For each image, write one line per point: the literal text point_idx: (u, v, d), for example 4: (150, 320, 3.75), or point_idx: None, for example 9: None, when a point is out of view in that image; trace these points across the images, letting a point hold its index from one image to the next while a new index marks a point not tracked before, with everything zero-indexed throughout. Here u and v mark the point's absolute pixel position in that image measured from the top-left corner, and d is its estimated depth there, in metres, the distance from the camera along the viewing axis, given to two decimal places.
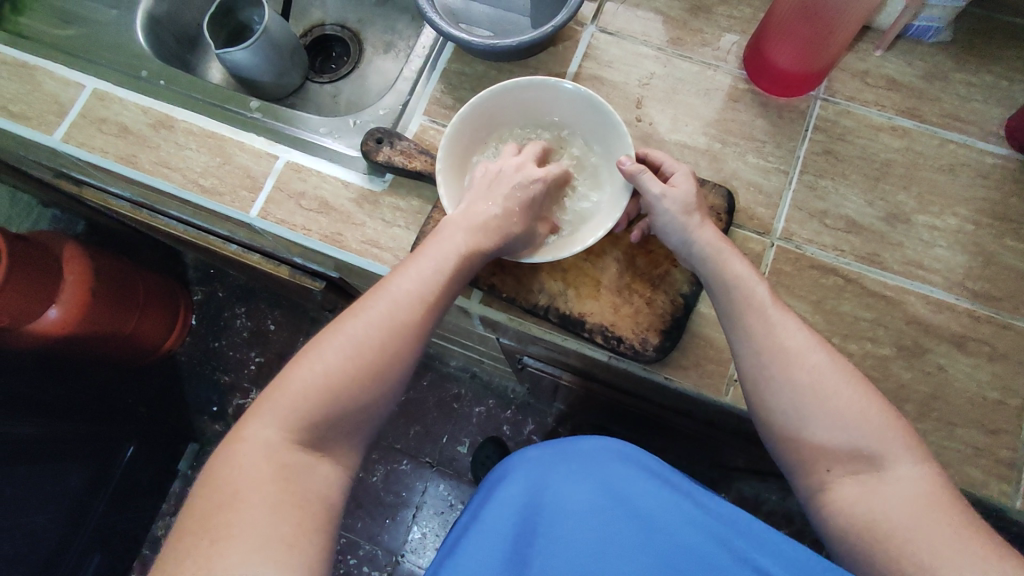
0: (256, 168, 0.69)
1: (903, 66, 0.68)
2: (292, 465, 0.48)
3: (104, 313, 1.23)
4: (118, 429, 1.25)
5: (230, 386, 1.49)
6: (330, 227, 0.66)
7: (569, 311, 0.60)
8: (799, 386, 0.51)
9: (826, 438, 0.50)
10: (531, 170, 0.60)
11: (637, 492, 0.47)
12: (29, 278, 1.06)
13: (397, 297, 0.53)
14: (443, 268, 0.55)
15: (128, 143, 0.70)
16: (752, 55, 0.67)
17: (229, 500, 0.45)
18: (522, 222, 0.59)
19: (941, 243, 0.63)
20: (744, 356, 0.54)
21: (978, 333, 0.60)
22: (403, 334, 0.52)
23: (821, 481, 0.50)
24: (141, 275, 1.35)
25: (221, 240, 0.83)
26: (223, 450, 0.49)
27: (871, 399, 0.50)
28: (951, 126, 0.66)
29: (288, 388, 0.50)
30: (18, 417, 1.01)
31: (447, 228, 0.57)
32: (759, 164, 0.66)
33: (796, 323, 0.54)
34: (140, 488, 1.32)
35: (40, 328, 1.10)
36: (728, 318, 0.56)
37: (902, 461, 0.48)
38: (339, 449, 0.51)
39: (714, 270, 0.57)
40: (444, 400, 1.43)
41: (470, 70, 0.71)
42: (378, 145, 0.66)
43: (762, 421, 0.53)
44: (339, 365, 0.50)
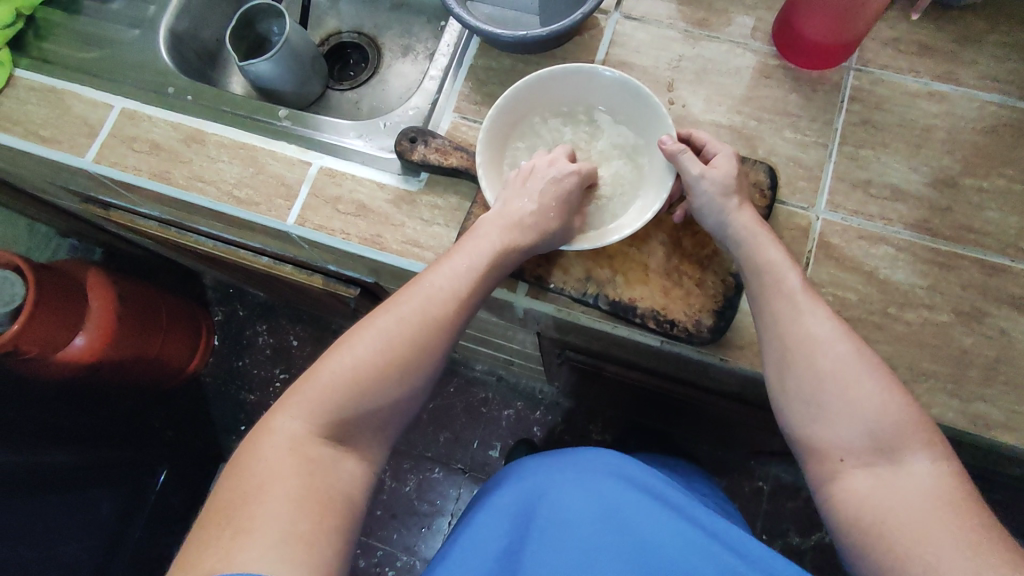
0: (290, 175, 0.68)
1: (933, 32, 0.68)
2: (319, 458, 0.49)
3: (129, 338, 1.23)
4: (149, 453, 1.25)
5: (256, 405, 1.48)
6: (370, 229, 0.66)
7: (619, 298, 0.59)
8: (818, 373, 0.51)
9: (842, 426, 0.50)
10: (564, 165, 0.60)
11: (623, 492, 0.54)
12: (55, 306, 1.07)
13: (428, 296, 0.54)
14: (474, 266, 0.56)
15: (161, 159, 0.70)
16: (782, 29, 0.67)
17: (255, 488, 0.46)
18: (560, 215, 0.58)
19: (991, 206, 0.62)
20: (770, 339, 0.54)
21: None
22: (432, 335, 0.54)
23: (833, 471, 0.51)
24: (165, 299, 1.35)
25: (252, 254, 0.82)
26: (250, 439, 0.50)
27: (894, 393, 0.50)
28: (989, 88, 0.65)
29: (317, 380, 0.51)
30: (50, 444, 1.01)
31: (483, 225, 0.58)
32: (796, 139, 0.66)
33: (825, 310, 0.53)
34: (173, 512, 1.32)
35: (67, 356, 1.11)
36: (758, 300, 0.55)
37: (915, 455, 0.48)
38: (364, 445, 0.52)
39: (749, 254, 0.56)
40: (472, 404, 1.42)
41: (496, 65, 0.71)
42: (412, 145, 0.65)
43: (779, 405, 0.53)
44: (370, 362, 0.51)
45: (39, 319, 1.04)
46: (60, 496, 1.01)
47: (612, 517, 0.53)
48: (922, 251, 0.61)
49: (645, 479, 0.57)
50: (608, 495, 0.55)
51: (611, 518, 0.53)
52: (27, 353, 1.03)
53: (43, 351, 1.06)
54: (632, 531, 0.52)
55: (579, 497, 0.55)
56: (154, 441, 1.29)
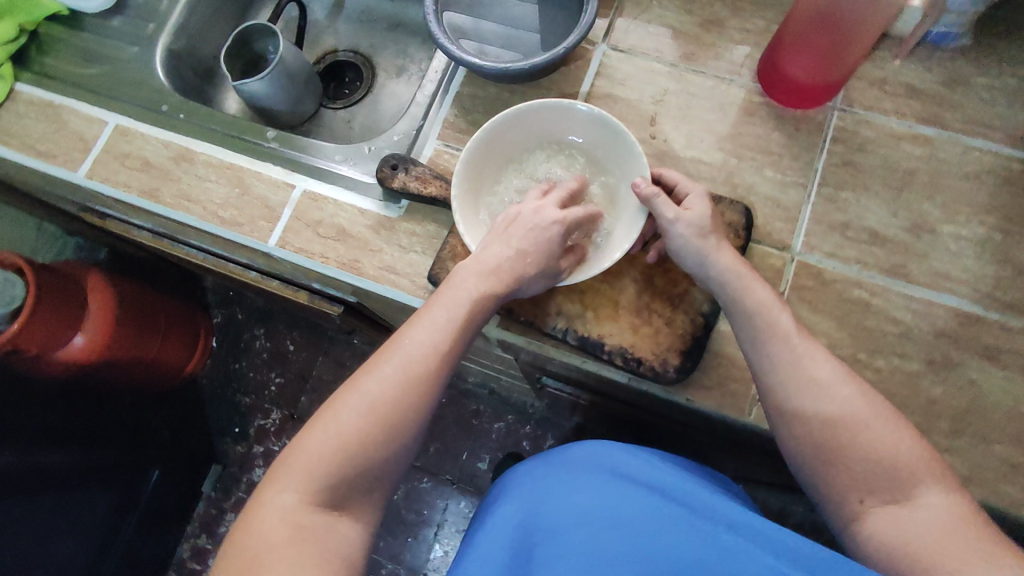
0: (273, 198, 0.69)
1: (922, 72, 0.67)
2: (311, 528, 0.47)
3: (129, 337, 1.25)
4: (144, 453, 1.26)
5: (251, 407, 1.50)
6: (348, 254, 0.67)
7: (588, 334, 0.60)
8: (826, 418, 0.50)
9: (857, 468, 0.49)
10: (550, 212, 0.58)
11: (620, 485, 0.49)
12: (56, 306, 1.10)
13: (410, 351, 0.52)
14: (455, 317, 0.54)
15: (150, 177, 0.71)
16: (767, 67, 0.66)
17: (249, 567, 0.44)
18: (538, 263, 0.56)
19: (969, 253, 0.61)
20: (771, 386, 0.53)
21: (1010, 345, 0.58)
22: (419, 388, 0.52)
23: (854, 511, 0.50)
24: (165, 304, 1.38)
25: (241, 268, 0.83)
26: (243, 516, 0.48)
27: (903, 430, 0.50)
28: (976, 133, 0.64)
29: (303, 450, 0.49)
30: (46, 447, 1.02)
31: (459, 274, 0.56)
32: (776, 179, 0.65)
33: (822, 354, 0.53)
34: (164, 512, 1.33)
35: (67, 354, 1.13)
36: (753, 345, 0.54)
37: (931, 490, 0.47)
38: (359, 506, 0.50)
39: (736, 294, 0.55)
40: (463, 416, 1.43)
41: (482, 93, 0.71)
42: (393, 172, 0.66)
43: (791, 453, 0.52)
44: (356, 425, 0.50)
45: (41, 318, 1.06)
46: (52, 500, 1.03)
47: (619, 508, 0.47)
48: (896, 297, 0.61)
49: (639, 472, 0.52)
50: (609, 485, 0.49)
51: (616, 511, 0.47)
52: (27, 352, 1.05)
53: (44, 350, 1.08)
54: (645, 522, 0.46)
55: (580, 490, 0.49)
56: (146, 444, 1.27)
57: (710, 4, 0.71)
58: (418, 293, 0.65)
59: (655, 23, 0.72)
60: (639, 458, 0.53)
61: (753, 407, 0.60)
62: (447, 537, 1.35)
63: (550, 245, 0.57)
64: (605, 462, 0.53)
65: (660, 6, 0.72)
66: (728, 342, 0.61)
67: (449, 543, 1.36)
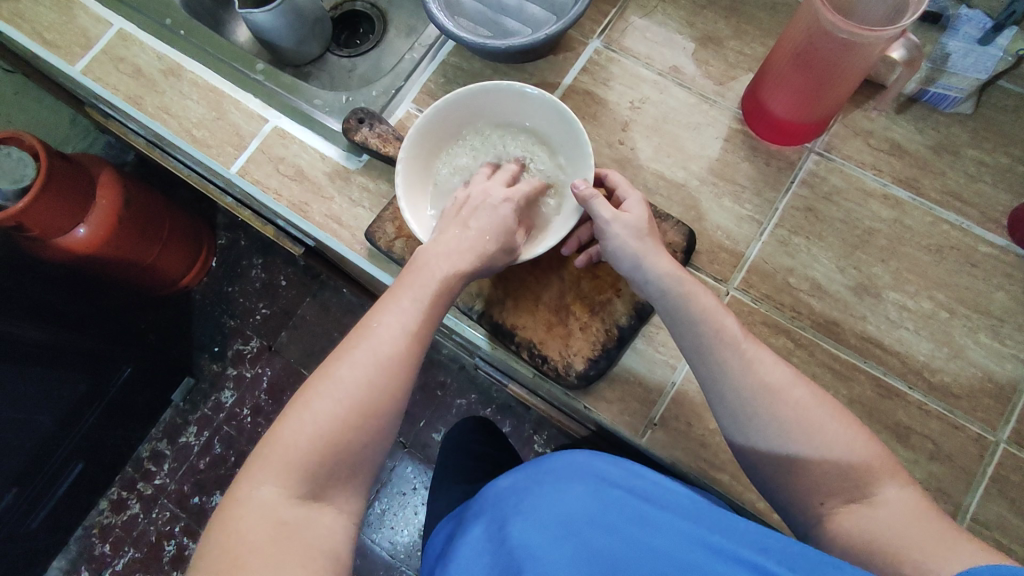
0: (245, 127, 0.71)
1: (912, 132, 0.64)
2: (292, 523, 0.42)
3: (125, 237, 1.07)
4: (118, 346, 1.11)
5: (233, 330, 1.30)
6: (300, 196, 0.68)
7: (502, 321, 0.61)
8: (783, 423, 0.47)
9: (813, 466, 0.47)
10: (498, 192, 0.58)
11: (609, 494, 0.45)
12: (71, 191, 0.96)
13: (381, 335, 0.49)
14: (421, 300, 0.51)
15: (139, 85, 0.73)
16: (749, 99, 0.64)
17: (232, 568, 0.39)
18: (496, 240, 0.55)
19: (907, 325, 0.59)
20: (724, 395, 0.49)
21: (923, 428, 0.56)
22: (395, 370, 0.48)
23: (816, 514, 0.47)
24: (171, 212, 1.19)
25: (219, 191, 0.82)
26: (217, 518, 0.43)
27: (855, 428, 0.48)
28: (950, 205, 0.61)
29: (279, 441, 0.45)
30: (14, 318, 0.91)
31: (420, 258, 0.54)
32: (733, 210, 0.64)
33: (770, 355, 0.50)
34: (134, 411, 1.18)
35: (69, 244, 0.99)
36: (699, 354, 0.51)
37: (890, 484, 0.46)
38: (341, 494, 0.46)
39: (677, 303, 0.52)
40: (427, 384, 1.23)
41: (467, 66, 0.72)
42: (359, 125, 0.67)
43: (748, 460, 0.50)
44: (332, 412, 0.46)
45: (50, 203, 0.92)
46: (18, 372, 0.92)
47: (610, 519, 0.43)
48: (821, 353, 0.59)
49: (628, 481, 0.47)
50: (598, 493, 0.45)
51: (605, 518, 0.43)
52: (29, 234, 0.93)
53: (45, 236, 0.95)
54: (637, 531, 0.42)
55: (568, 495, 0.45)
56: (130, 339, 1.15)
57: (714, 21, 0.70)
58: (355, 247, 0.67)
59: (655, 28, 0.71)
60: (622, 465, 0.49)
61: (647, 429, 0.59)
62: (387, 496, 1.17)
63: (507, 220, 0.56)
64: (590, 469, 0.48)
65: (664, 12, 0.71)
66: (638, 360, 0.61)
67: (387, 504, 1.17)
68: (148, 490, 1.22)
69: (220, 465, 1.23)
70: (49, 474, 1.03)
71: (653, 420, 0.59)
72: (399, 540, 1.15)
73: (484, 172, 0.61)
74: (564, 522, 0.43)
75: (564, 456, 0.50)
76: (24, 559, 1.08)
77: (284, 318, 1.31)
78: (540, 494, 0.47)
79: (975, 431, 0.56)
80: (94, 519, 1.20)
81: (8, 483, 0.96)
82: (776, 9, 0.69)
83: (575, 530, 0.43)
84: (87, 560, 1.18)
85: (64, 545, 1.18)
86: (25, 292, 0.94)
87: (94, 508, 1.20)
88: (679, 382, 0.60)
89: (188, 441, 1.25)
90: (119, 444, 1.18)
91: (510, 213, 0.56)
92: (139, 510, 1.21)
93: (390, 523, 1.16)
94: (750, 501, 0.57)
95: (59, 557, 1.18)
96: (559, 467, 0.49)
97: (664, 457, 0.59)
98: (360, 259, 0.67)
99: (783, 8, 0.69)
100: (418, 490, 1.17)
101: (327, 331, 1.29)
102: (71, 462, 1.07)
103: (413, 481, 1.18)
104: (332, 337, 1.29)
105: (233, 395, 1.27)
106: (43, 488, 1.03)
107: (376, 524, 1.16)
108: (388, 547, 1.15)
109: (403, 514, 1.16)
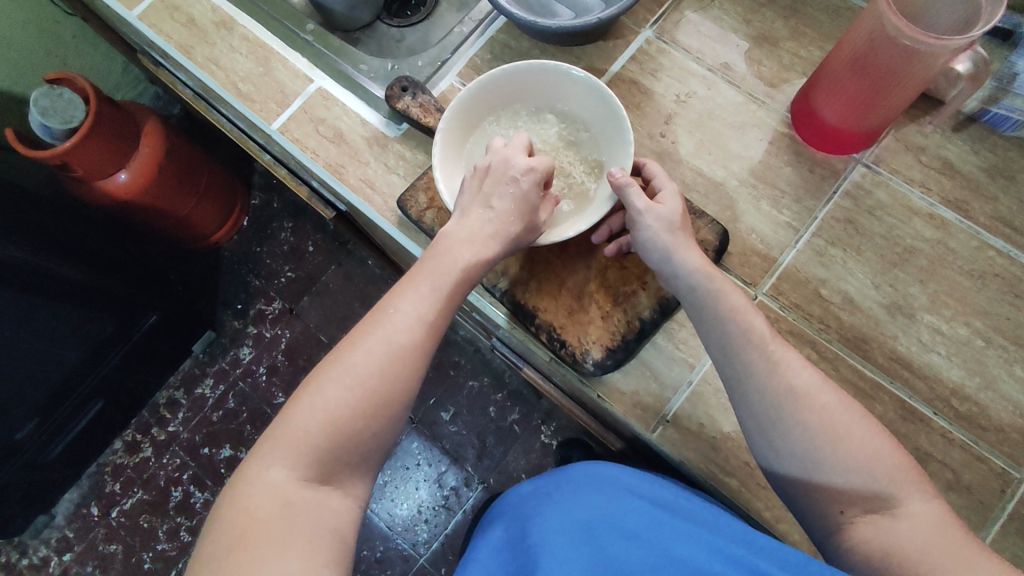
0: (290, 86, 0.72)
1: (967, 152, 0.61)
2: (300, 503, 0.43)
3: (164, 186, 1.09)
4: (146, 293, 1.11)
5: (257, 290, 1.32)
6: (337, 157, 0.69)
7: (524, 301, 0.60)
8: (808, 428, 0.46)
9: (834, 474, 0.46)
10: (519, 161, 0.56)
11: (623, 497, 0.52)
12: (116, 135, 0.98)
13: (395, 322, 0.49)
14: (439, 288, 0.51)
15: (191, 34, 0.74)
16: (799, 104, 0.63)
17: (240, 543, 0.40)
18: (519, 219, 0.55)
19: (939, 350, 0.57)
20: (748, 395, 0.49)
21: (945, 456, 0.54)
22: (408, 360, 0.48)
23: (835, 522, 0.46)
24: (211, 166, 1.21)
25: (259, 148, 0.82)
26: (228, 494, 0.44)
27: (879, 436, 0.47)
28: (999, 231, 0.59)
29: (291, 422, 0.46)
30: (59, 257, 0.93)
31: (442, 242, 0.54)
32: (770, 214, 0.62)
33: (799, 358, 0.50)
34: (157, 357, 1.20)
35: (109, 189, 1.01)
36: (725, 353, 0.51)
37: (913, 498, 0.45)
38: (349, 478, 0.46)
39: (707, 299, 0.52)
40: (442, 362, 1.23)
41: (515, 44, 0.72)
42: (401, 93, 0.66)
43: (768, 466, 0.49)
44: (343, 398, 0.46)
45: (95, 144, 0.94)
46: (51, 309, 0.93)
47: (625, 518, 0.49)
48: (846, 369, 0.57)
49: (640, 489, 0.53)
50: (616, 500, 0.52)
51: (623, 518, 0.49)
52: (72, 174, 0.96)
53: (88, 177, 0.98)
54: (649, 531, 0.47)
55: (590, 501, 0.52)
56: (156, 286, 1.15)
57: (772, 20, 0.68)
58: (386, 214, 0.67)
59: (710, 23, 0.69)
60: (632, 475, 0.56)
61: (659, 425, 0.58)
62: (391, 468, 1.18)
63: (529, 196, 0.55)
64: (610, 481, 0.55)
65: (721, 7, 0.70)
66: (656, 355, 0.60)
67: (390, 475, 1.18)
68: (161, 436, 1.25)
69: (232, 420, 1.25)
70: (72, 407, 1.07)
71: (666, 417, 0.58)
72: (397, 513, 1.16)
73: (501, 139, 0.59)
74: (583, 523, 0.50)
75: (587, 468, 0.57)
76: (40, 488, 1.11)
77: (308, 283, 1.32)
78: (564, 501, 0.54)
79: (999, 465, 0.54)
80: (108, 458, 1.24)
81: (31, 412, 0.99)
82: (839, 13, 0.67)
83: (592, 529, 0.49)
84: (98, 497, 1.22)
85: (78, 479, 1.22)
86: (62, 230, 0.95)
87: (109, 447, 1.24)
88: (696, 382, 0.59)
89: (203, 392, 1.27)
90: (138, 387, 1.20)
91: (532, 186, 0.55)
92: (151, 455, 1.24)
93: (392, 494, 1.17)
94: (756, 510, 0.56)
95: (72, 490, 1.22)
96: (581, 478, 0.56)
97: (673, 456, 0.58)
98: (389, 227, 0.67)
99: (846, 13, 0.67)
100: (421, 467, 1.18)
101: (349, 299, 1.31)
102: (92, 398, 1.10)
103: (417, 456, 1.19)
104: (353, 307, 1.30)
105: (251, 352, 1.29)
106: (65, 420, 1.07)
107: (378, 494, 1.17)
108: (387, 518, 1.16)
109: (405, 488, 1.17)
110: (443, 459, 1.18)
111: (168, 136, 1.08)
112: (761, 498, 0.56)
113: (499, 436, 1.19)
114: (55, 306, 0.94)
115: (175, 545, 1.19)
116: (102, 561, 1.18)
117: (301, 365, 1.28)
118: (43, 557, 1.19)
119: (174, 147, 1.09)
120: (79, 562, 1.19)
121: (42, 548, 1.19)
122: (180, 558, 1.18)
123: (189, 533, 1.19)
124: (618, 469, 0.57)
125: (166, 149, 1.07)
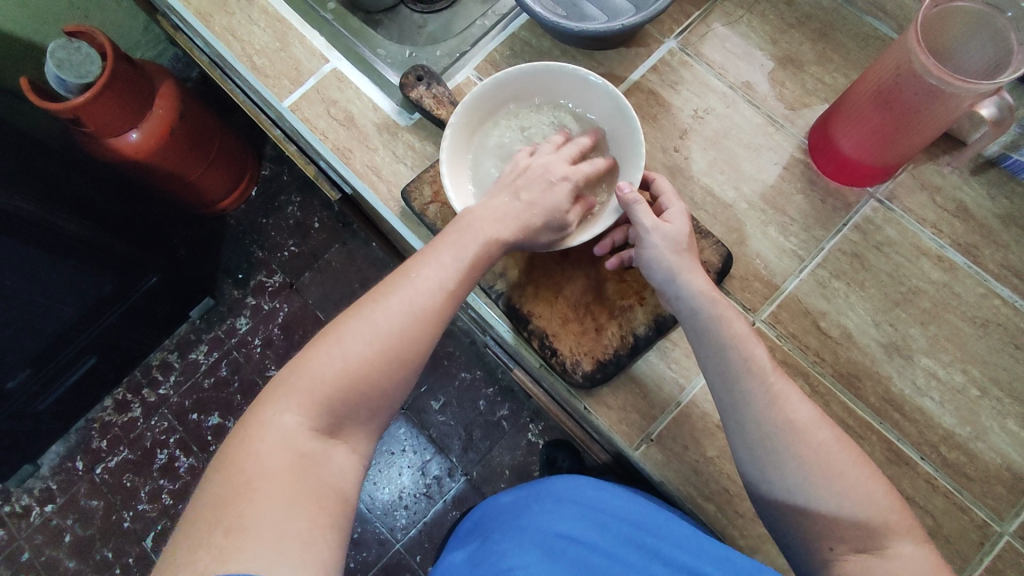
0: (305, 64, 0.71)
1: (983, 197, 0.60)
2: (310, 454, 0.41)
3: (176, 149, 1.07)
4: (149, 256, 1.09)
5: (259, 261, 1.32)
6: (345, 141, 0.68)
7: (518, 305, 0.60)
8: (803, 464, 0.46)
9: (827, 513, 0.45)
10: (559, 168, 0.56)
11: (600, 518, 0.52)
12: (132, 95, 0.97)
13: (419, 284, 0.48)
14: (463, 258, 0.50)
15: (210, 2, 0.73)
16: (817, 131, 0.62)
17: (247, 488, 0.38)
18: (545, 214, 0.54)
19: (933, 395, 0.56)
20: (744, 426, 0.48)
21: (927, 503, 0.54)
22: (428, 323, 0.47)
23: (822, 560, 0.45)
24: (224, 134, 1.20)
25: (268, 121, 0.78)
26: (233, 439, 0.41)
27: (875, 478, 0.46)
28: (1006, 280, 0.58)
29: (306, 370, 0.43)
30: (65, 213, 0.89)
31: (466, 215, 0.52)
32: (777, 241, 0.62)
33: (798, 392, 0.49)
34: (153, 320, 1.19)
35: (117, 147, 1.00)
36: (723, 380, 0.50)
37: (903, 540, 0.44)
38: (355, 435, 0.45)
39: (711, 326, 0.51)
40: (436, 352, 1.23)
41: (536, 42, 0.71)
42: (416, 82, 0.66)
43: (758, 498, 0.48)
44: (362, 353, 0.44)
45: (109, 102, 0.93)
46: (56, 264, 0.92)
47: (605, 541, 0.50)
48: (836, 405, 0.57)
49: (617, 504, 0.54)
50: (593, 518, 0.52)
51: (600, 539, 0.50)
52: (84, 129, 0.94)
53: (99, 134, 0.96)
54: (629, 553, 0.49)
55: (569, 513, 0.53)
56: (159, 247, 1.13)
57: (800, 42, 0.67)
58: (390, 203, 0.66)
59: (736, 39, 0.68)
60: (609, 492, 0.55)
61: (642, 443, 0.58)
62: (375, 452, 1.18)
63: (559, 200, 0.54)
64: (588, 498, 0.54)
65: (749, 24, 0.68)
66: (646, 372, 0.59)
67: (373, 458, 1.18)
68: (152, 398, 1.25)
69: (223, 388, 1.25)
70: (64, 361, 1.06)
71: (650, 436, 0.58)
72: (378, 497, 1.16)
73: (552, 143, 0.59)
74: (564, 539, 0.50)
75: (564, 481, 0.57)
76: (27, 438, 1.12)
77: (311, 260, 1.32)
78: (543, 512, 0.53)
79: (981, 516, 0.53)
80: (97, 414, 1.24)
81: (25, 362, 0.98)
82: (868, 42, 0.66)
83: (571, 545, 0.49)
84: (83, 451, 1.22)
85: (67, 432, 1.22)
86: (68, 182, 0.90)
87: (98, 404, 1.24)
88: (684, 404, 0.58)
89: (197, 357, 1.27)
90: (132, 347, 1.20)
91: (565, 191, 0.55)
92: (140, 415, 1.24)
93: (373, 477, 1.17)
94: (731, 537, 0.56)
95: (59, 442, 1.22)
96: (558, 490, 0.56)
97: (654, 475, 0.57)
98: (392, 217, 0.67)
99: (876, 42, 0.66)
100: (406, 453, 1.18)
101: (349, 280, 1.30)
102: (86, 354, 1.09)
103: (403, 442, 1.19)
104: (353, 288, 1.30)
105: (248, 323, 1.29)
106: (57, 373, 1.06)
107: None
108: (367, 501, 1.16)
109: (386, 472, 1.17)
110: (428, 448, 1.18)
111: (184, 101, 1.07)
112: (737, 525, 0.56)
113: (486, 431, 1.18)
114: (60, 261, 0.92)
115: (155, 507, 1.19)
116: (83, 516, 1.19)
117: (295, 341, 1.27)
118: (25, 506, 1.20)
119: (188, 112, 1.08)
120: (59, 515, 1.19)
121: (25, 497, 1.20)
122: (160, 521, 1.18)
123: (170, 496, 1.19)
124: (595, 486, 0.56)
125: (180, 114, 1.05)
